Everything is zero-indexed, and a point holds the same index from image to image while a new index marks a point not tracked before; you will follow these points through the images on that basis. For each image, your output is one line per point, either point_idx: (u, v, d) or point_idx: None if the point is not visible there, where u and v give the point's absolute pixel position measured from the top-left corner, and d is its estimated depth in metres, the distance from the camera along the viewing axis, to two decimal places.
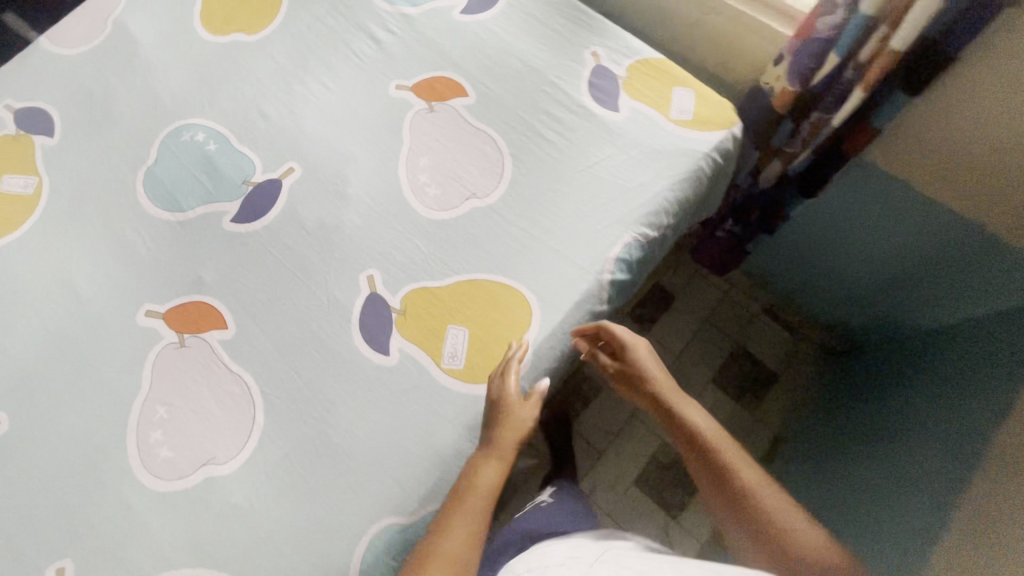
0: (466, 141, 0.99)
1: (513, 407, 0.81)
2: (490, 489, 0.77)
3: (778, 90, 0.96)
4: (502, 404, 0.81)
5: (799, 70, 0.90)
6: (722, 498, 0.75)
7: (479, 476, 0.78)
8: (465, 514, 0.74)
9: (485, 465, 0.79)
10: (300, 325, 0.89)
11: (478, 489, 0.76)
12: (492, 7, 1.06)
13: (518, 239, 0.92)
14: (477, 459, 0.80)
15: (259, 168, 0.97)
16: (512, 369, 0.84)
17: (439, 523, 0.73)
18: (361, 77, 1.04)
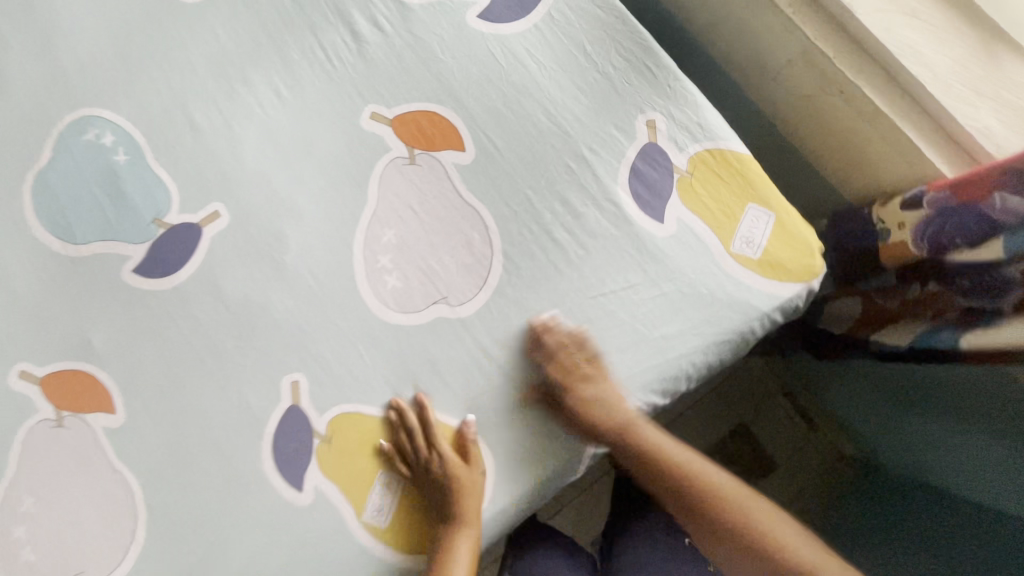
0: (449, 218, 0.73)
1: (453, 474, 0.68)
2: (467, 559, 0.67)
3: (895, 239, 0.67)
4: (442, 479, 0.69)
5: (937, 233, 0.61)
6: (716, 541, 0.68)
7: (448, 549, 0.67)
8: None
9: (454, 539, 0.68)
10: (204, 427, 0.72)
11: (452, 564, 0.66)
12: (524, 16, 0.74)
13: (489, 374, 0.72)
14: (438, 536, 0.69)
15: (174, 204, 0.74)
16: (433, 428, 0.70)
17: None
18: (326, 89, 0.75)
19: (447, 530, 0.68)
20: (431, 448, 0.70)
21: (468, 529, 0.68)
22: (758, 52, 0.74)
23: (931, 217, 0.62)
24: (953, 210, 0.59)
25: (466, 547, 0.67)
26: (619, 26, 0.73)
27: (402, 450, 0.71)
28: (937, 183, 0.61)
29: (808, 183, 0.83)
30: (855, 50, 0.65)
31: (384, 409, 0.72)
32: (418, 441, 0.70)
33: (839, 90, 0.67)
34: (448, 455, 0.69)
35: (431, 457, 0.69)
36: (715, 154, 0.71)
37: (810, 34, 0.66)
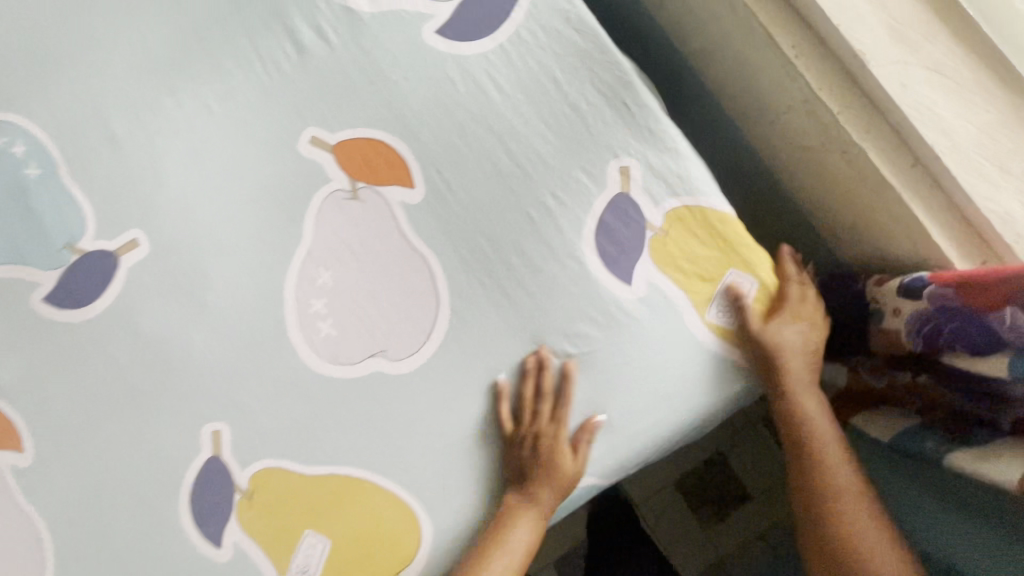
0: (392, 262, 0.66)
1: (557, 455, 0.62)
2: (522, 548, 0.62)
3: (891, 326, 0.60)
4: (542, 457, 0.62)
5: (936, 332, 0.54)
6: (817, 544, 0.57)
7: (508, 521, 0.62)
8: (494, 564, 0.61)
9: (516, 517, 0.62)
10: (116, 473, 0.67)
11: (508, 538, 0.62)
12: (488, 34, 0.63)
13: (426, 437, 0.65)
14: (507, 502, 0.63)
15: (90, 227, 0.67)
16: (562, 401, 0.63)
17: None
18: (261, 105, 0.66)
19: (516, 502, 0.63)
20: (549, 421, 0.63)
21: (538, 516, 0.62)
22: (753, 91, 0.64)
23: (930, 313, 0.54)
24: (956, 311, 0.51)
25: (526, 531, 0.62)
26: (595, 53, 0.63)
27: (518, 409, 0.64)
28: (942, 274, 0.53)
29: (802, 237, 0.74)
30: (864, 104, 0.55)
31: (525, 355, 0.64)
32: (540, 408, 0.63)
33: (840, 149, 0.57)
34: (559, 441, 0.63)
35: (542, 433, 0.63)
36: (694, 211, 0.62)
37: (812, 81, 0.56)
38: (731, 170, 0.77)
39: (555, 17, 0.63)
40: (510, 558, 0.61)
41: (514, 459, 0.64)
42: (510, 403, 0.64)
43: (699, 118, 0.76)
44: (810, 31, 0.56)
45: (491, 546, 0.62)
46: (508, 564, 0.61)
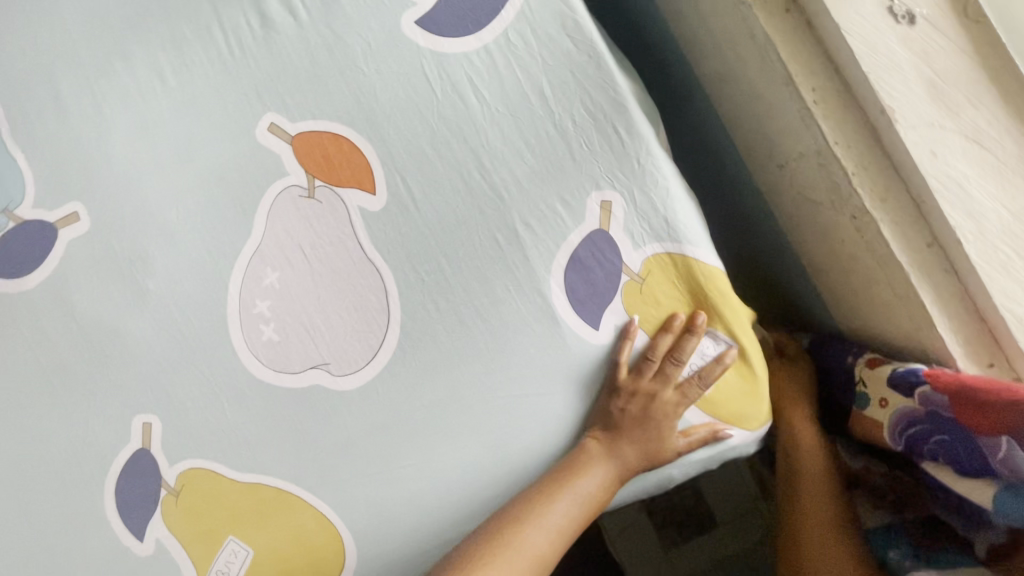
0: (346, 269, 0.60)
1: (670, 422, 0.57)
2: (587, 499, 0.55)
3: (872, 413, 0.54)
4: (648, 418, 0.56)
5: (918, 435, 0.49)
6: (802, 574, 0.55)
7: (582, 465, 0.56)
8: (551, 506, 0.54)
9: (590, 464, 0.56)
10: (40, 453, 0.64)
11: (574, 483, 0.55)
12: (472, 31, 0.56)
13: (360, 462, 0.61)
14: (586, 447, 0.57)
15: (31, 194, 0.63)
16: (708, 374, 0.56)
17: (500, 526, 0.54)
18: (221, 82, 0.61)
19: (600, 448, 0.56)
20: (674, 388, 0.57)
21: (615, 478, 0.56)
22: (762, 131, 0.57)
23: (917, 413, 0.49)
24: (946, 423, 0.46)
25: (599, 480, 0.56)
26: (589, 67, 0.56)
27: (641, 358, 0.57)
28: (940, 376, 0.47)
29: (800, 291, 0.67)
30: (883, 168, 0.48)
31: (672, 308, 0.57)
32: (667, 371, 0.56)
33: (849, 214, 0.50)
34: (673, 415, 0.57)
35: (661, 397, 0.56)
36: (677, 260, 0.56)
37: (829, 134, 0.48)
38: (733, 207, 0.70)
39: (549, 21, 0.56)
40: (574, 505, 0.55)
41: (618, 408, 0.57)
42: (634, 349, 0.57)
43: (706, 146, 0.68)
44: (832, 75, 0.48)
45: (558, 487, 0.55)
46: (571, 511, 0.55)
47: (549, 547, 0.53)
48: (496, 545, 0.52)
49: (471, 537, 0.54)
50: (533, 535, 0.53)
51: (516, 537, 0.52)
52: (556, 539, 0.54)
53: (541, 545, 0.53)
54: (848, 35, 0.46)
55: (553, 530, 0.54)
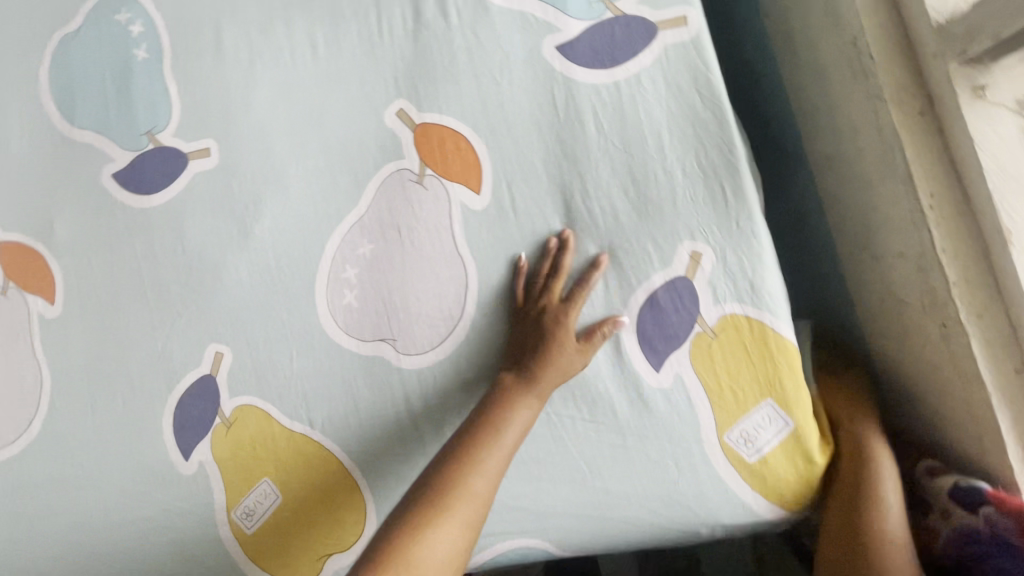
0: (436, 256, 0.63)
1: (568, 338, 0.57)
2: (519, 433, 0.55)
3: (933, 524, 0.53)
4: (546, 340, 0.57)
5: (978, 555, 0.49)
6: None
7: (510, 401, 0.56)
8: (489, 453, 0.54)
9: (515, 398, 0.56)
10: (119, 355, 0.70)
11: (502, 428, 0.54)
12: (608, 67, 0.59)
13: (404, 436, 0.64)
14: (502, 384, 0.57)
15: (173, 123, 0.69)
16: (565, 266, 0.59)
17: (443, 463, 0.53)
18: (363, 63, 0.65)
19: (512, 385, 0.57)
20: (558, 298, 0.59)
21: (536, 403, 0.56)
22: (862, 222, 0.58)
23: (978, 532, 0.48)
24: (1009, 550, 0.46)
25: (525, 419, 0.56)
26: (710, 125, 0.58)
27: (532, 284, 0.60)
28: (1011, 504, 0.46)
29: None
30: (986, 286, 0.48)
31: (547, 231, 0.61)
32: (551, 288, 0.59)
33: (940, 322, 0.51)
34: (569, 332, 0.57)
35: (552, 315, 0.58)
36: (753, 323, 0.58)
37: (938, 240, 0.49)
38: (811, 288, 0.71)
39: (683, 74, 0.58)
40: (509, 437, 0.55)
41: (515, 342, 0.59)
42: (525, 277, 0.61)
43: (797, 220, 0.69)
44: (954, 185, 0.49)
45: (485, 431, 0.54)
46: (506, 444, 0.54)
47: (489, 488, 0.53)
48: (436, 499, 0.51)
49: (411, 490, 0.52)
50: (475, 481, 0.52)
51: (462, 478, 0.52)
52: (495, 478, 0.53)
53: (483, 490, 0.52)
54: (981, 151, 0.46)
55: (491, 471, 0.53)
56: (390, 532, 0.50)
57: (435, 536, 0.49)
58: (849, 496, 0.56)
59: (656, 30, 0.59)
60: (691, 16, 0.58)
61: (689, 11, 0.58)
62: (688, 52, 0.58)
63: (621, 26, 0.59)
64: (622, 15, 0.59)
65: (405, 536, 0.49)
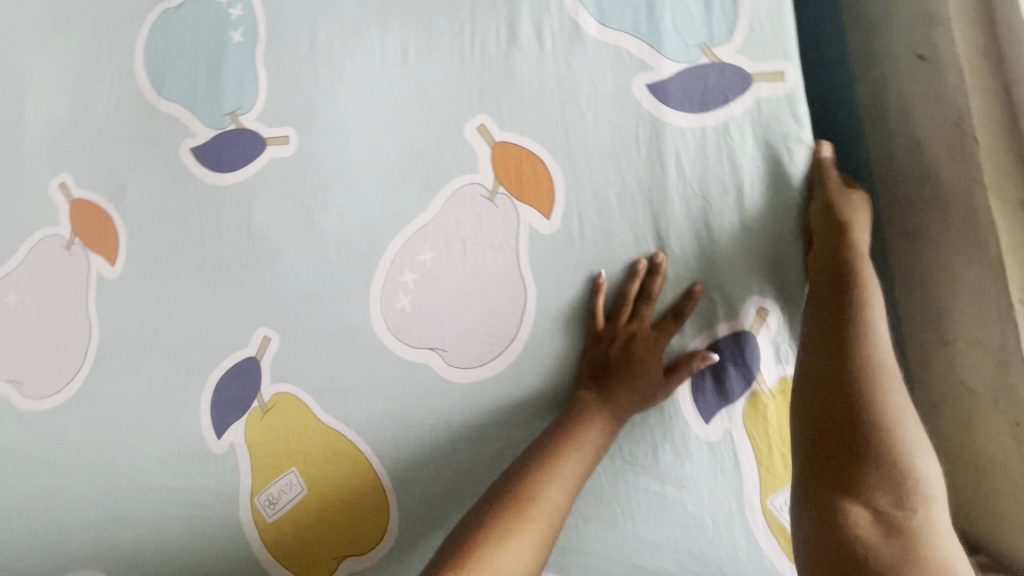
0: (496, 273, 0.63)
1: (653, 366, 0.57)
2: (591, 453, 0.55)
3: None
4: (631, 364, 0.57)
5: None
6: (878, 518, 0.40)
7: (585, 421, 0.56)
8: (562, 464, 0.53)
9: (592, 419, 0.56)
10: (169, 324, 0.71)
11: (577, 444, 0.54)
12: (696, 111, 0.59)
13: (438, 447, 0.64)
14: (578, 404, 0.57)
15: (257, 108, 0.71)
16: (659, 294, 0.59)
17: (518, 472, 0.52)
18: (451, 74, 0.66)
19: (591, 406, 0.57)
20: (649, 327, 0.59)
21: (612, 427, 0.56)
22: (935, 303, 0.58)
23: None
24: None
25: (599, 438, 0.55)
26: (792, 185, 0.58)
27: (615, 305, 0.60)
28: None
29: None
30: None
31: (637, 255, 0.60)
32: (640, 313, 0.59)
33: (1012, 419, 0.52)
34: (653, 361, 0.58)
35: (637, 341, 0.58)
36: None
37: None
38: None
39: (772, 129, 0.58)
40: (582, 455, 0.54)
41: (594, 361, 0.59)
42: (606, 298, 0.60)
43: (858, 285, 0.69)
44: None
45: (562, 447, 0.54)
46: (579, 460, 0.54)
47: (565, 499, 0.51)
48: (513, 503, 0.49)
49: (487, 496, 0.51)
50: (551, 491, 0.51)
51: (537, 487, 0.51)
52: (570, 490, 0.52)
53: (558, 500, 0.51)
54: None
55: (567, 482, 0.52)
56: (466, 535, 0.48)
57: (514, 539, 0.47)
58: (834, 329, 0.50)
59: (751, 81, 0.58)
60: (788, 71, 0.58)
61: (787, 66, 0.58)
62: (781, 108, 0.58)
63: (716, 72, 0.59)
64: (719, 62, 0.59)
65: (484, 539, 0.47)
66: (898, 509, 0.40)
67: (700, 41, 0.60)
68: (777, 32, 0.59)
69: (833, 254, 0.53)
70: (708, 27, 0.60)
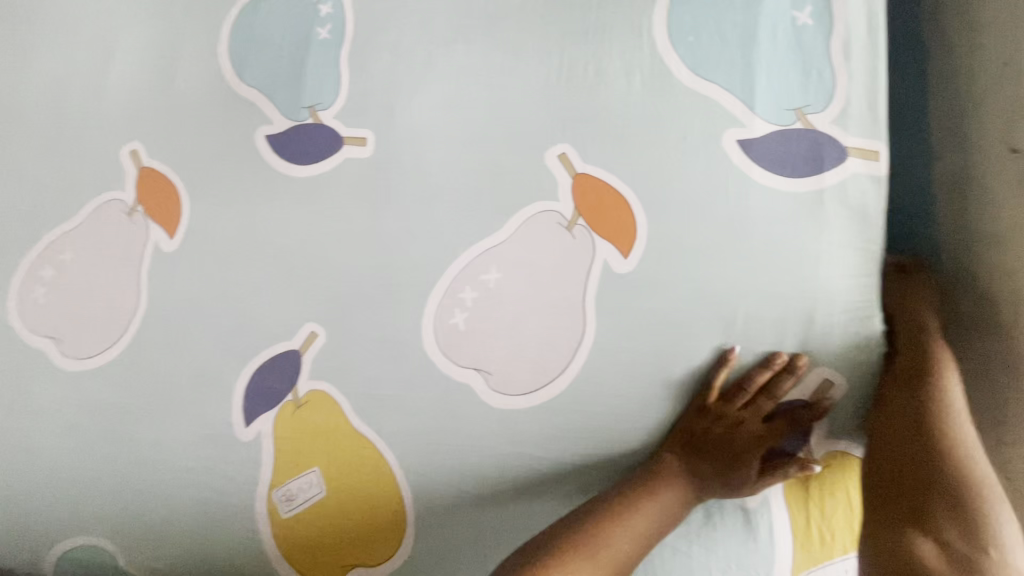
0: (558, 304, 0.62)
1: (753, 458, 0.56)
2: (665, 514, 0.55)
3: None
4: (729, 448, 0.56)
5: None
6: (944, 550, 0.46)
7: (662, 478, 0.56)
8: (636, 515, 0.54)
9: (671, 479, 0.56)
10: (215, 305, 0.71)
11: (653, 499, 0.55)
12: (784, 175, 0.60)
13: (470, 469, 0.63)
14: (662, 459, 0.57)
15: (337, 105, 0.71)
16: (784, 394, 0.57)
17: (593, 508, 0.55)
18: (534, 100, 0.66)
19: (676, 468, 0.57)
20: (762, 421, 0.57)
21: (691, 498, 0.56)
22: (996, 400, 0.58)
23: None
24: None
25: (677, 502, 0.56)
26: (868, 266, 0.58)
27: (734, 386, 0.58)
28: None
29: None
30: None
31: (775, 348, 0.58)
32: (757, 402, 0.57)
33: None
34: (755, 453, 0.56)
35: (744, 427, 0.57)
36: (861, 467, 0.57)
37: None
38: None
39: (857, 207, 0.59)
40: (656, 513, 0.55)
41: (694, 431, 0.58)
42: (726, 374, 0.58)
43: None
44: None
45: (636, 498, 0.55)
46: (653, 518, 0.55)
47: (631, 554, 0.53)
48: (585, 539, 0.52)
49: (565, 520, 0.54)
50: (620, 539, 0.53)
51: (606, 533, 0.52)
52: (639, 543, 0.54)
53: (625, 549, 0.53)
54: None
55: (636, 533, 0.53)
56: (539, 545, 0.52)
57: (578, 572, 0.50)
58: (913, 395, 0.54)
59: (845, 155, 0.59)
60: (881, 151, 0.58)
61: (881, 146, 0.58)
62: (869, 188, 0.58)
63: (808, 140, 0.60)
64: (812, 129, 0.60)
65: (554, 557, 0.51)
66: (969, 545, 0.47)
67: (795, 105, 0.60)
68: (873, 109, 0.59)
69: (914, 324, 0.58)
70: (804, 92, 0.60)
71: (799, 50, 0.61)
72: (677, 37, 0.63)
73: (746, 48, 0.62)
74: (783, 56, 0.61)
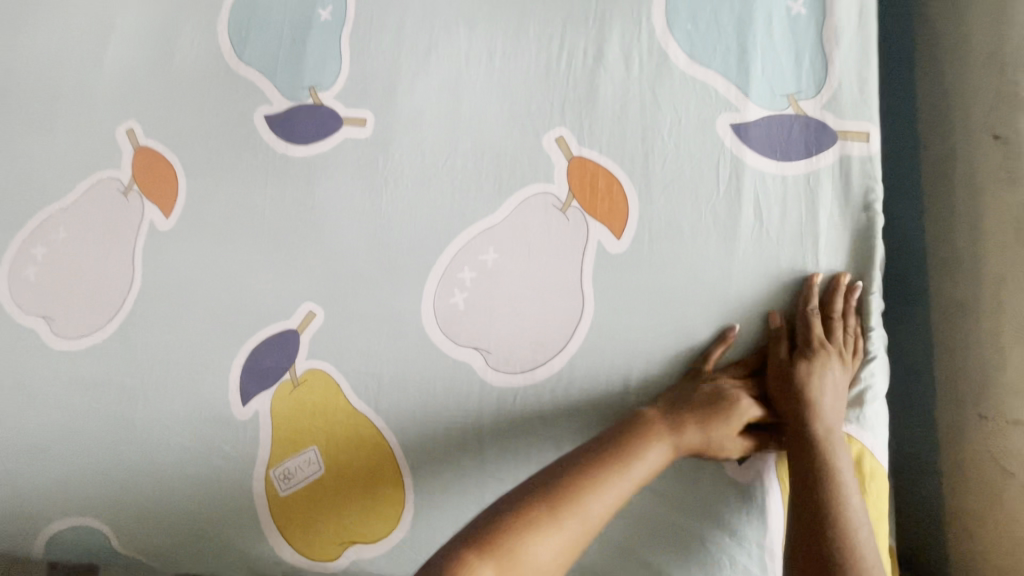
0: (556, 284, 0.63)
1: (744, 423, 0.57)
2: (649, 472, 0.53)
3: None
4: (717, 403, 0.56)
5: None
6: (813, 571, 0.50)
7: (650, 437, 0.54)
8: (618, 474, 0.51)
9: (656, 436, 0.54)
10: (212, 283, 0.71)
11: (637, 457, 0.52)
12: (777, 160, 0.61)
13: (469, 444, 0.63)
14: (650, 419, 0.55)
15: (337, 86, 0.71)
16: None
17: (573, 465, 0.51)
18: (534, 83, 0.67)
19: (660, 423, 0.55)
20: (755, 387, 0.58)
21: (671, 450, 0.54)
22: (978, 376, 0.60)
23: None
24: None
25: (661, 459, 0.54)
26: (861, 244, 0.60)
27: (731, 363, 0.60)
28: None
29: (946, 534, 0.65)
30: None
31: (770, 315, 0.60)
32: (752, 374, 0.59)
33: None
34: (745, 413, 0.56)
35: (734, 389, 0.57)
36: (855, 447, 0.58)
37: None
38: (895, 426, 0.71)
39: (848, 187, 0.60)
40: (638, 470, 0.52)
41: (685, 391, 0.58)
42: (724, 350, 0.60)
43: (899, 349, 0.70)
44: None
45: (620, 456, 0.52)
46: (634, 476, 0.52)
47: (609, 510, 0.49)
48: (559, 499, 0.48)
49: (534, 478, 0.51)
50: (596, 500, 0.49)
51: (582, 493, 0.49)
52: (615, 502, 0.50)
53: (601, 510, 0.49)
54: None
55: (616, 492, 0.50)
56: (510, 501, 0.49)
57: (546, 535, 0.46)
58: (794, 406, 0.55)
59: (837, 139, 0.61)
60: (872, 134, 0.60)
61: (872, 129, 0.60)
62: (862, 169, 0.60)
63: (800, 125, 0.61)
64: (803, 115, 0.61)
65: (521, 516, 0.47)
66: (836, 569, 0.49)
67: (788, 91, 0.62)
68: (864, 94, 0.61)
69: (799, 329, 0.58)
70: (797, 79, 0.62)
71: (792, 38, 0.63)
72: (675, 25, 0.65)
73: (742, 35, 0.63)
74: (777, 44, 0.63)
